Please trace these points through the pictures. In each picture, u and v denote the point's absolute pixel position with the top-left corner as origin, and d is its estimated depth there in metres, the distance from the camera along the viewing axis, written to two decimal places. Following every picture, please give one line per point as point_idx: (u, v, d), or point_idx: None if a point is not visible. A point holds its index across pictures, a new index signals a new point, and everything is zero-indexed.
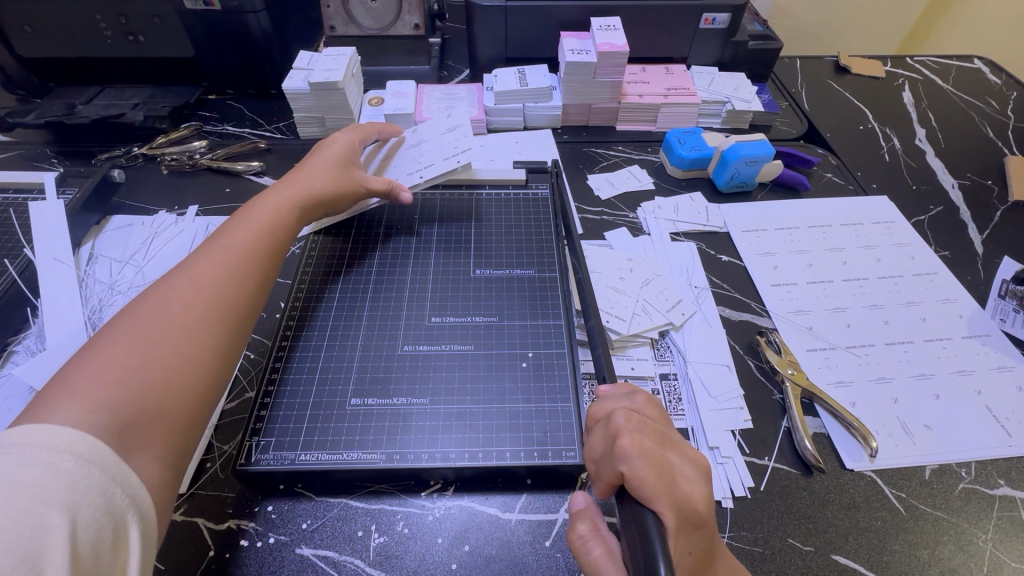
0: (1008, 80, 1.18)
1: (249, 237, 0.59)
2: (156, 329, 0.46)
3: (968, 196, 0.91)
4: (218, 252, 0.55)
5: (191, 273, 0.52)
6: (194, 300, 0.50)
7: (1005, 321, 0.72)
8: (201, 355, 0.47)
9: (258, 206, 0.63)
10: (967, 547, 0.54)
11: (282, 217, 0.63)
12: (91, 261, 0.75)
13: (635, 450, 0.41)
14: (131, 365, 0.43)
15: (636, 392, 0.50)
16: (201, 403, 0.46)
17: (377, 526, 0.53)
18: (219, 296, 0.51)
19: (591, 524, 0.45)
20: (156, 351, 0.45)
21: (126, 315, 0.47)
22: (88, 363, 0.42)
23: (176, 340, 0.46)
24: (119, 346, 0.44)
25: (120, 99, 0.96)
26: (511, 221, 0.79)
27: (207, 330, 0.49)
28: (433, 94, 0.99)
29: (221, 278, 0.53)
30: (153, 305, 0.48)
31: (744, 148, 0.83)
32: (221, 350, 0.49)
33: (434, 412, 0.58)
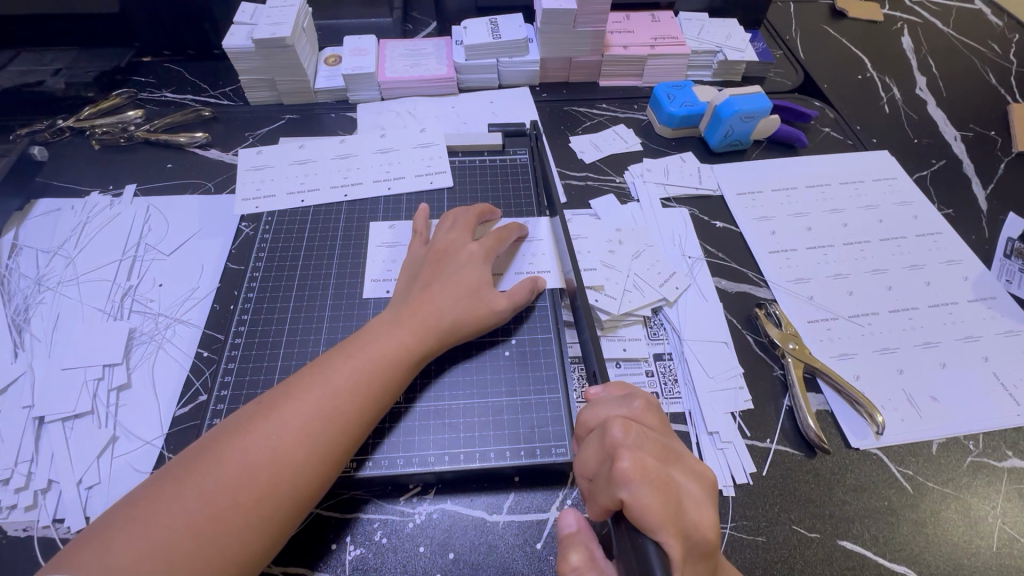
0: (1010, 22, 1.11)
1: (421, 327, 0.52)
2: (235, 475, 0.41)
3: (970, 148, 0.86)
4: (342, 371, 0.48)
5: (304, 396, 0.45)
6: (286, 438, 0.43)
7: (1012, 282, 0.69)
8: (274, 513, 0.41)
9: (468, 272, 0.57)
10: (976, 524, 0.52)
11: (450, 314, 0.54)
12: (15, 253, 0.67)
13: (637, 473, 0.36)
14: (202, 518, 0.39)
15: (632, 396, 0.44)
16: (261, 562, 0.41)
17: (352, 537, 0.48)
18: (317, 433, 0.44)
19: (584, 553, 0.41)
20: (229, 505, 0.40)
21: (214, 443, 0.43)
22: (160, 508, 0.39)
23: (254, 491, 0.41)
24: (202, 484, 0.40)
25: (38, 65, 0.84)
26: (489, 191, 0.72)
27: (289, 477, 0.42)
28: (397, 51, 0.89)
29: (321, 405, 0.45)
30: (245, 437, 0.43)
31: (739, 103, 0.76)
32: (302, 499, 0.43)
33: (410, 411, 0.53)
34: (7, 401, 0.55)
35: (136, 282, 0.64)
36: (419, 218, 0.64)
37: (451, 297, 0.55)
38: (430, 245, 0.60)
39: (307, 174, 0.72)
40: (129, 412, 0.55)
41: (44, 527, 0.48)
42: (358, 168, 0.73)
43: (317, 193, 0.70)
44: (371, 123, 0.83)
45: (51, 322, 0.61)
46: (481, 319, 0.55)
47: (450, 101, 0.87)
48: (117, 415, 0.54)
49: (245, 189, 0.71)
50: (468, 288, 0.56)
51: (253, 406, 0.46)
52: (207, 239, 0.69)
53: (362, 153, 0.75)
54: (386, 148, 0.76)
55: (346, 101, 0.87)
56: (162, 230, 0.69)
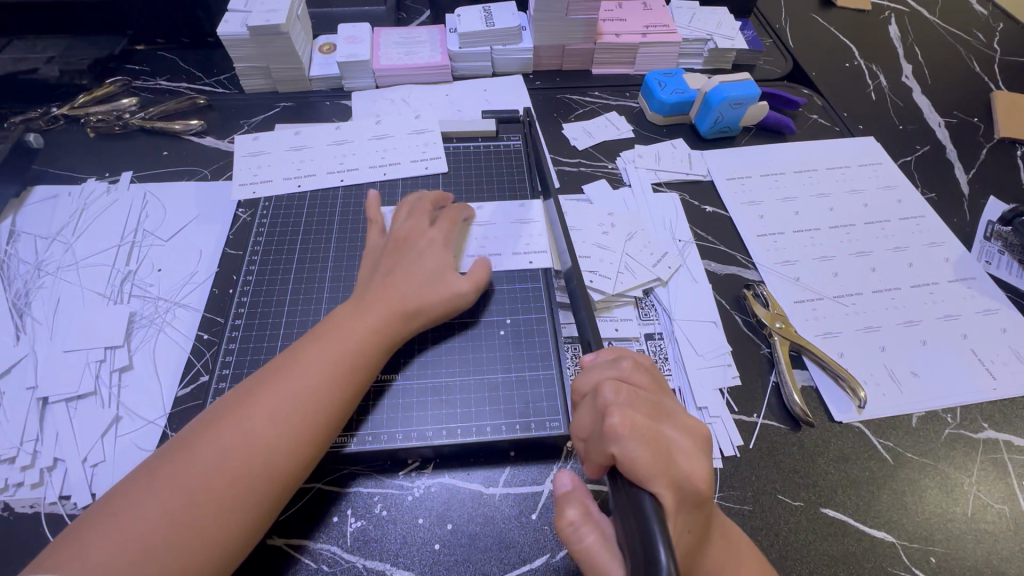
0: (994, 11, 1.13)
1: (384, 312, 0.53)
2: (227, 456, 0.43)
3: (954, 134, 0.88)
4: (326, 353, 0.49)
5: (290, 379, 0.47)
6: (255, 428, 0.44)
7: (991, 263, 0.71)
8: (251, 499, 0.42)
9: (429, 258, 0.58)
10: (952, 492, 0.54)
11: (432, 295, 0.55)
12: (12, 239, 0.67)
13: (626, 429, 0.38)
14: (198, 497, 0.41)
15: (622, 358, 0.46)
16: (245, 548, 0.42)
17: (352, 510, 0.50)
18: (305, 413, 0.46)
19: (581, 509, 0.42)
20: (204, 496, 0.41)
21: (186, 440, 0.44)
22: (135, 504, 0.40)
23: (227, 480, 0.42)
24: (197, 465, 0.42)
25: (31, 52, 0.84)
26: (483, 176, 0.73)
27: (261, 464, 0.43)
28: (391, 39, 0.90)
29: (290, 394, 0.46)
30: (216, 431, 0.44)
31: (729, 89, 0.78)
32: (278, 484, 0.44)
33: (408, 389, 0.54)
34: (10, 383, 0.56)
35: (135, 267, 0.65)
36: (399, 207, 0.65)
37: (414, 281, 0.56)
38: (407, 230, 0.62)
39: (303, 160, 0.73)
40: (131, 393, 0.56)
41: (51, 503, 0.49)
42: (353, 154, 0.74)
43: (314, 179, 0.71)
44: (366, 110, 0.84)
45: (52, 306, 0.61)
46: (448, 299, 0.56)
47: (445, 89, 0.88)
48: (120, 396, 0.55)
49: (242, 175, 0.72)
50: (428, 272, 0.57)
51: (241, 391, 0.47)
52: (205, 225, 0.69)
53: (358, 140, 0.76)
54: (381, 134, 0.76)
55: (341, 88, 0.88)
56: (159, 216, 0.70)
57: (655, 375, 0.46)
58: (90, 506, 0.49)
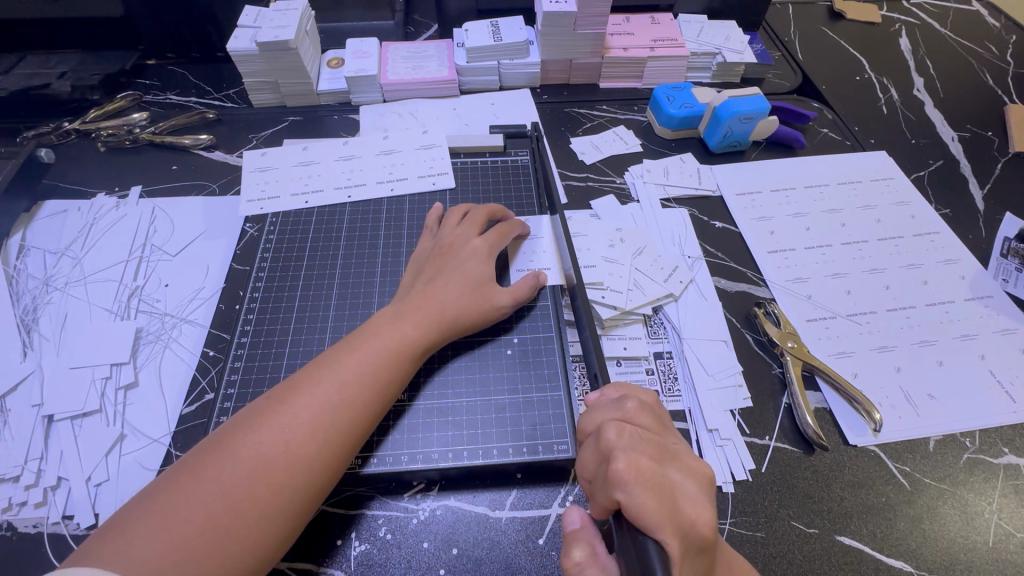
0: (1007, 23, 1.12)
1: (424, 320, 0.53)
2: (250, 466, 0.41)
3: (967, 148, 0.87)
4: (347, 365, 0.48)
5: (312, 391, 0.46)
6: (298, 432, 0.44)
7: (1009, 281, 0.69)
8: (290, 504, 0.42)
9: (473, 265, 0.58)
10: (972, 519, 0.53)
11: (455, 311, 0.54)
12: (22, 254, 0.67)
13: (631, 474, 0.37)
14: (218, 511, 0.39)
15: (626, 397, 0.45)
16: (278, 554, 0.42)
17: (357, 533, 0.49)
18: (329, 426, 0.45)
19: (587, 549, 0.41)
20: (244, 498, 0.40)
21: (228, 437, 0.43)
22: (179, 498, 0.39)
23: (269, 483, 0.41)
24: (216, 476, 0.41)
25: (44, 68, 0.85)
26: (490, 193, 0.73)
27: (302, 468, 0.43)
28: (399, 53, 0.90)
29: (329, 398, 0.46)
30: (257, 430, 0.43)
31: (738, 104, 0.77)
32: (315, 490, 0.43)
33: (414, 409, 0.54)
34: (16, 400, 0.55)
35: (143, 282, 0.65)
36: (432, 214, 0.66)
37: (455, 291, 0.55)
38: (436, 242, 0.62)
39: (311, 176, 0.73)
40: (136, 411, 0.55)
41: (54, 523, 0.49)
42: (361, 169, 0.74)
43: (320, 195, 0.71)
44: (374, 125, 0.84)
45: (59, 321, 0.61)
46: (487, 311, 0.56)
47: (452, 103, 0.88)
48: (125, 413, 0.55)
49: (250, 190, 0.72)
50: (474, 280, 0.57)
51: (262, 402, 0.46)
52: (212, 239, 0.69)
53: (366, 155, 0.76)
54: (389, 150, 0.76)
55: (349, 102, 0.88)
56: (167, 231, 0.70)
57: (659, 411, 0.46)
58: (93, 526, 0.49)
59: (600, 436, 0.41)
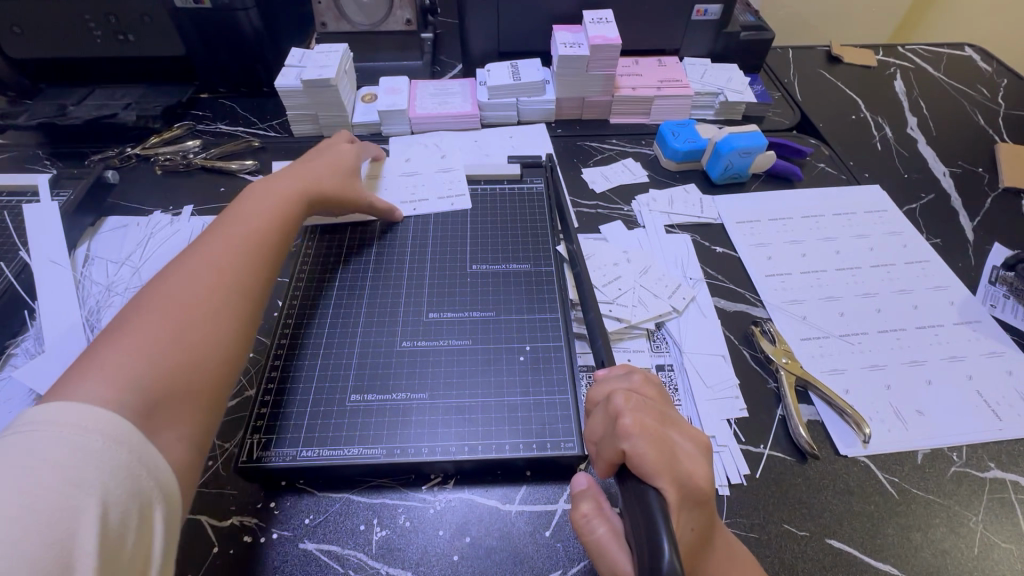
0: (998, 68, 1.18)
1: (239, 239, 0.58)
2: (189, 326, 0.47)
3: (958, 183, 0.92)
4: (244, 262, 0.56)
5: (234, 278, 0.54)
6: (224, 255, 0.55)
7: (996, 307, 0.73)
8: (225, 328, 0.49)
9: (276, 181, 0.68)
10: (959, 529, 0.55)
11: (266, 225, 0.61)
12: (87, 262, 0.75)
13: (637, 428, 0.43)
14: (164, 338, 0.45)
15: (633, 372, 0.52)
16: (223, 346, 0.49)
17: (378, 520, 0.54)
18: (246, 306, 0.53)
19: (594, 504, 0.47)
20: (186, 334, 0.47)
21: (162, 275, 0.52)
22: (138, 317, 0.46)
23: (205, 336, 0.48)
24: (154, 324, 0.46)
25: (111, 99, 0.95)
26: (507, 216, 0.79)
27: (233, 276, 0.54)
28: (426, 90, 0.99)
29: (249, 289, 0.54)
30: (189, 303, 0.49)
31: (737, 140, 0.84)
32: (247, 316, 0.53)
33: (433, 407, 0.59)
34: None
35: None
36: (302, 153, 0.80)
37: (253, 219, 0.61)
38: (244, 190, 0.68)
39: None
40: None
41: None
42: (387, 189, 0.82)
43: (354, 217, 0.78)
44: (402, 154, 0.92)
45: None
46: (353, 192, 0.74)
47: (474, 135, 0.96)
48: None
49: None
50: (335, 162, 0.75)
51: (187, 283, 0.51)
52: None
53: (391, 178, 0.84)
54: (415, 175, 0.85)
55: (380, 133, 0.96)
56: None
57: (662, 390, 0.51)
58: None
59: (611, 402, 0.47)
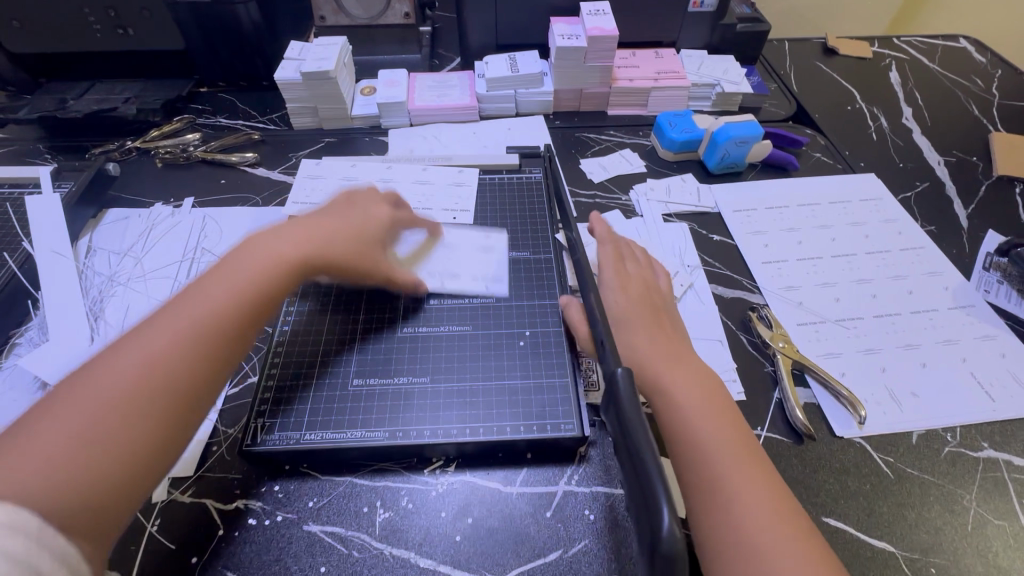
0: (993, 58, 1.19)
1: (219, 294, 0.50)
2: (125, 403, 0.42)
3: (953, 171, 0.92)
4: (214, 322, 0.49)
5: (194, 347, 0.47)
6: (173, 331, 0.47)
7: (990, 292, 0.74)
8: (170, 404, 0.44)
9: (278, 234, 0.57)
10: (952, 507, 0.56)
11: (253, 275, 0.53)
12: (90, 253, 0.75)
13: None
14: (95, 424, 0.41)
15: None
16: (164, 430, 0.43)
17: (381, 502, 0.55)
18: (203, 378, 0.46)
19: None
20: (120, 416, 0.41)
21: (125, 337, 0.47)
22: (63, 405, 0.41)
23: (142, 416, 0.42)
24: (89, 402, 0.41)
25: (111, 93, 0.95)
26: (506, 205, 0.80)
27: (179, 360, 0.46)
28: (425, 82, 1.00)
29: (209, 355, 0.47)
30: (135, 373, 0.44)
31: (733, 129, 0.84)
32: (203, 392, 0.46)
33: (435, 390, 0.60)
34: None
35: None
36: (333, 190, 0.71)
37: (242, 267, 0.53)
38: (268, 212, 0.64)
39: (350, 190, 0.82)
40: None
41: None
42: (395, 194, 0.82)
43: None
44: (401, 146, 0.93)
45: (122, 311, 0.69)
46: (368, 263, 0.62)
47: (472, 127, 0.97)
48: None
49: (297, 195, 0.82)
50: (354, 226, 0.62)
51: (142, 348, 0.45)
52: None
53: (402, 182, 0.83)
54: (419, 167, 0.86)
55: (379, 126, 0.97)
56: (217, 236, 0.78)
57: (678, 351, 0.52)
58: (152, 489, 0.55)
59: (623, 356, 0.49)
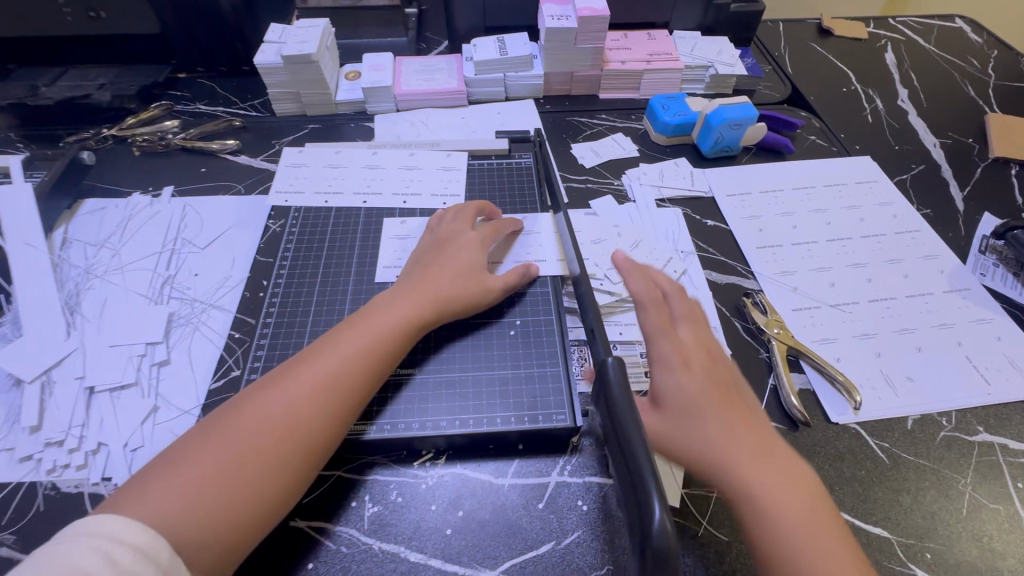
0: (989, 39, 1.17)
1: (343, 354, 0.52)
2: (248, 451, 0.45)
3: (948, 153, 0.91)
4: (331, 382, 0.50)
5: (313, 407, 0.48)
6: (300, 396, 0.49)
7: (986, 276, 0.74)
8: (288, 458, 0.46)
9: (395, 294, 0.58)
10: (947, 492, 0.56)
11: (370, 335, 0.54)
12: (65, 245, 0.73)
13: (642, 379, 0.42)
14: (224, 469, 0.44)
15: None
16: (281, 485, 0.45)
17: (369, 496, 0.53)
18: (315, 437, 0.48)
19: None
20: (243, 463, 0.44)
21: (262, 384, 0.50)
22: (206, 445, 0.45)
23: (264, 467, 0.45)
24: (223, 446, 0.45)
25: (85, 80, 0.92)
26: (496, 192, 0.78)
27: (302, 429, 0.47)
28: (411, 66, 0.97)
29: (327, 415, 0.49)
30: (262, 424, 0.47)
31: (727, 111, 0.82)
32: (318, 451, 0.48)
33: (424, 382, 0.58)
34: (60, 373, 0.60)
35: (175, 271, 0.71)
36: (431, 216, 0.71)
37: (363, 327, 0.54)
38: (433, 236, 0.67)
39: (335, 178, 0.79)
40: (169, 384, 0.60)
41: (94, 484, 0.53)
42: (382, 179, 0.80)
43: (339, 196, 0.77)
44: (388, 132, 0.90)
45: (99, 305, 0.67)
46: (473, 295, 0.60)
47: (461, 112, 0.94)
48: (159, 387, 0.60)
49: (280, 184, 0.79)
50: (461, 266, 0.61)
51: (272, 400, 0.48)
52: (239, 232, 0.75)
53: (389, 167, 0.81)
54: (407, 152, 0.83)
55: (365, 111, 0.94)
56: (197, 226, 0.76)
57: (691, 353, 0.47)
58: None
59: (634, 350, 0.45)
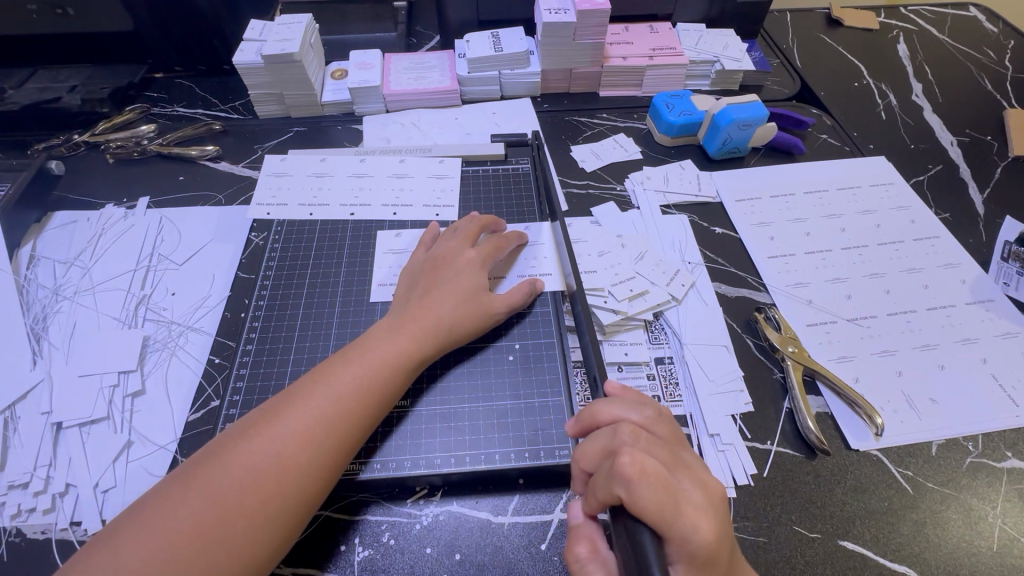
0: (1005, 28, 1.13)
1: (336, 392, 0.48)
2: (230, 506, 0.41)
3: (966, 152, 0.87)
4: (323, 426, 0.46)
5: (305, 453, 0.44)
6: (288, 443, 0.44)
7: (1010, 285, 0.70)
8: (278, 512, 0.42)
9: (393, 323, 0.54)
10: (976, 524, 0.52)
11: (366, 372, 0.50)
12: (32, 264, 0.68)
13: (638, 473, 0.39)
14: (203, 526, 0.40)
15: (645, 404, 0.47)
16: (267, 544, 0.41)
17: (360, 539, 0.49)
18: (306, 488, 0.44)
19: (590, 545, 0.44)
20: (225, 520, 0.40)
21: (246, 424, 0.46)
22: (181, 498, 0.41)
23: (248, 524, 0.41)
24: (204, 498, 0.41)
25: (55, 82, 0.87)
26: (492, 200, 0.74)
27: (291, 479, 0.43)
28: (401, 64, 0.92)
29: (319, 463, 0.45)
30: (247, 472, 0.42)
31: (736, 111, 0.78)
32: (307, 504, 0.44)
33: (416, 415, 0.55)
34: (26, 408, 0.56)
35: (150, 291, 0.66)
36: (427, 231, 0.66)
37: (359, 361, 0.50)
38: (428, 255, 0.62)
39: (321, 188, 0.75)
40: (142, 417, 0.56)
41: (61, 530, 0.50)
42: (370, 188, 0.75)
43: (326, 208, 0.73)
44: (376, 135, 0.85)
45: (69, 330, 0.62)
46: (473, 320, 0.56)
47: (454, 113, 0.89)
48: (132, 420, 0.56)
49: (262, 194, 0.74)
50: (461, 289, 0.57)
51: (260, 446, 0.44)
52: (219, 246, 0.71)
53: (378, 175, 0.76)
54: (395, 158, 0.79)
55: (353, 113, 0.89)
56: (174, 241, 0.71)
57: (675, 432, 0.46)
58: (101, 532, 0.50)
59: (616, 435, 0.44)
